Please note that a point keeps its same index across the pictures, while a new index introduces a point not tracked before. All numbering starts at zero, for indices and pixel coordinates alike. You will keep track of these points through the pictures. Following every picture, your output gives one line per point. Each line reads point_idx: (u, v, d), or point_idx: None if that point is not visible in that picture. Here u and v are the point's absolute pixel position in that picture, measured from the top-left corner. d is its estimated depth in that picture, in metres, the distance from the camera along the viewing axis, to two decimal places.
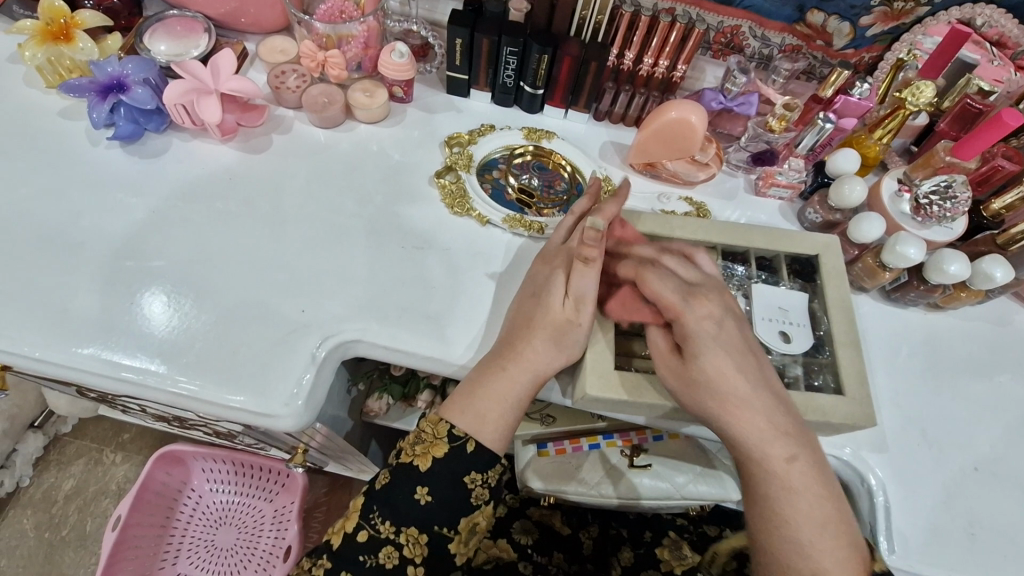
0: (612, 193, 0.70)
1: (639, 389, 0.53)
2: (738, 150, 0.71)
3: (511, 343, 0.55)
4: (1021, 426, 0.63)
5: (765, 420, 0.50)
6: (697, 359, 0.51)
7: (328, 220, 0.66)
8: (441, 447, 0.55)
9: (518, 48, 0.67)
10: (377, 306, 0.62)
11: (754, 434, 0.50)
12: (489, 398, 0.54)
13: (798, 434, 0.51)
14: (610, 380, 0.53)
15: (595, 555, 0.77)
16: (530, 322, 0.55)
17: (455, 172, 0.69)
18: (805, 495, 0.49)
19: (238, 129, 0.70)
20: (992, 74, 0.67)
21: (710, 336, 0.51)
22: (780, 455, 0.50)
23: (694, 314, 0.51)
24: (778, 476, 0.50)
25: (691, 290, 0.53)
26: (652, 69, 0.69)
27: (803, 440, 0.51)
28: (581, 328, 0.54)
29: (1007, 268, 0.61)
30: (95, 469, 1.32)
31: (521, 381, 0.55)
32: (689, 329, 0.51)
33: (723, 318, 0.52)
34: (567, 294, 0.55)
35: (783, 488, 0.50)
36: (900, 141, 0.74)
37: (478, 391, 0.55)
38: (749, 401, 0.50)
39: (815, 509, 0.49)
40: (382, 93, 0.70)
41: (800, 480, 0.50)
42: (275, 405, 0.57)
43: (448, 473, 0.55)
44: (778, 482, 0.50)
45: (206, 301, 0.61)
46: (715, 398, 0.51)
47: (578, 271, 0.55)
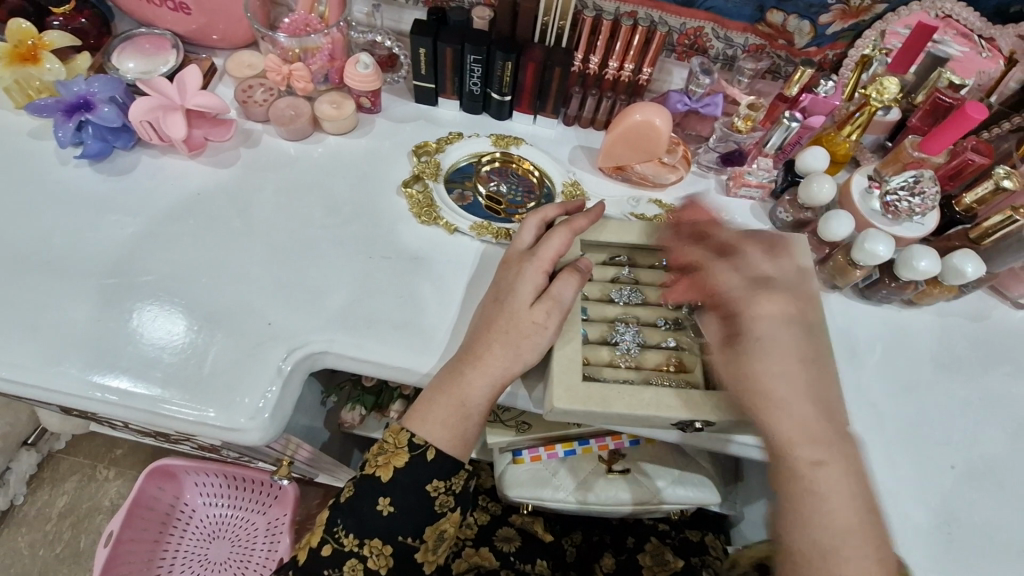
0: (579, 197, 0.70)
1: (607, 399, 0.52)
2: (708, 151, 0.71)
3: (477, 348, 0.55)
4: (998, 422, 0.62)
5: (796, 422, 0.48)
6: (750, 356, 0.50)
7: (296, 232, 0.66)
8: (403, 456, 0.55)
9: (481, 55, 0.67)
10: (344, 316, 0.62)
11: (788, 437, 0.48)
12: (449, 403, 0.54)
13: (837, 442, 0.48)
14: (577, 390, 0.53)
15: (578, 562, 0.76)
16: (488, 326, 0.55)
17: (423, 181, 0.69)
18: (835, 502, 0.46)
19: (207, 144, 0.70)
20: (968, 67, 0.67)
21: (777, 335, 0.50)
22: (807, 459, 0.47)
23: (757, 311, 0.51)
24: (803, 483, 0.47)
25: (756, 287, 0.53)
26: (618, 73, 0.69)
27: (837, 448, 0.48)
28: (547, 331, 0.54)
29: (978, 262, 0.60)
30: (89, 485, 1.32)
31: (484, 386, 0.54)
32: (746, 325, 0.51)
33: (793, 319, 0.51)
34: (543, 294, 0.55)
35: (801, 491, 0.47)
36: (872, 138, 0.73)
37: (442, 395, 0.54)
38: (789, 404, 0.49)
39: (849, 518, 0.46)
40: (349, 104, 0.71)
41: (826, 483, 0.47)
42: (239, 418, 0.57)
43: (410, 482, 0.55)
44: (802, 486, 0.47)
45: (174, 316, 0.61)
46: (763, 396, 0.49)
47: (567, 276, 0.56)
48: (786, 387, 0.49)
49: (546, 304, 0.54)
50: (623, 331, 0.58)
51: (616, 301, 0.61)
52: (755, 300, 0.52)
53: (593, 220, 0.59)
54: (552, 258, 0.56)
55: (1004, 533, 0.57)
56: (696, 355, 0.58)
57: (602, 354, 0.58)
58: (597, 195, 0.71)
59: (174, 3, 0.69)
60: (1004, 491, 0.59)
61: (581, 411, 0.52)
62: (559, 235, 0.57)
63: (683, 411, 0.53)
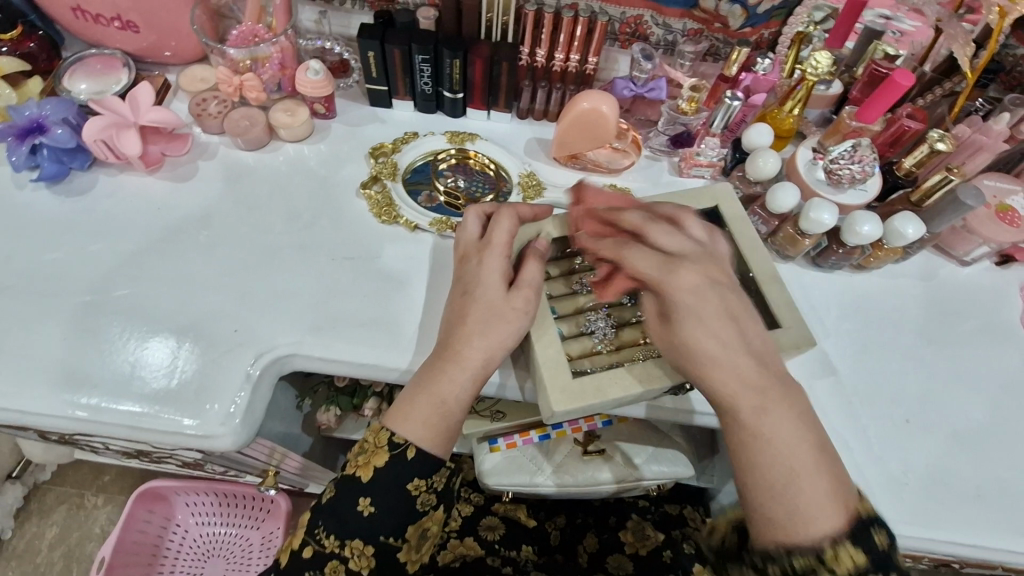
0: (536, 186, 0.71)
1: (601, 388, 0.54)
2: (658, 134, 0.73)
3: (453, 345, 0.55)
4: (948, 376, 0.65)
5: (737, 373, 0.46)
6: (681, 327, 0.48)
7: (257, 240, 0.67)
8: (383, 455, 0.54)
9: (429, 54, 0.68)
10: (309, 319, 0.63)
11: (729, 392, 0.46)
12: (436, 400, 0.54)
13: (771, 384, 0.46)
14: (571, 391, 0.53)
15: (562, 545, 0.79)
16: (464, 320, 0.55)
17: (381, 182, 0.71)
18: (782, 446, 0.45)
19: (164, 159, 0.71)
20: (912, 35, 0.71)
21: (692, 303, 0.48)
22: (749, 405, 0.46)
23: (677, 287, 0.48)
24: (752, 434, 0.45)
25: (671, 262, 0.49)
26: (565, 64, 0.70)
27: (774, 388, 0.46)
28: (527, 317, 0.55)
29: (919, 223, 0.62)
30: (77, 514, 1.31)
31: (468, 379, 0.54)
32: (668, 302, 0.49)
33: (707, 289, 0.48)
34: (515, 286, 0.56)
35: (749, 437, 0.45)
36: (817, 112, 0.76)
37: (424, 395, 0.54)
38: (722, 359, 0.47)
39: (798, 459, 0.44)
40: (304, 111, 0.72)
41: (771, 429, 0.45)
42: (212, 425, 0.58)
43: (391, 482, 0.54)
44: (748, 436, 0.45)
45: (142, 332, 0.62)
46: (692, 366, 0.48)
47: (532, 261, 0.57)
48: (716, 350, 0.47)
49: (523, 292, 0.55)
50: (595, 321, 0.60)
51: (580, 292, 0.62)
52: (670, 275, 0.49)
53: (541, 215, 0.63)
54: (507, 243, 0.58)
55: (958, 480, 0.60)
56: None
57: (579, 347, 0.59)
58: (553, 184, 0.72)
59: (122, 22, 0.70)
60: (955, 439, 0.62)
61: (581, 407, 0.53)
62: (507, 219, 0.59)
63: (668, 376, 0.55)
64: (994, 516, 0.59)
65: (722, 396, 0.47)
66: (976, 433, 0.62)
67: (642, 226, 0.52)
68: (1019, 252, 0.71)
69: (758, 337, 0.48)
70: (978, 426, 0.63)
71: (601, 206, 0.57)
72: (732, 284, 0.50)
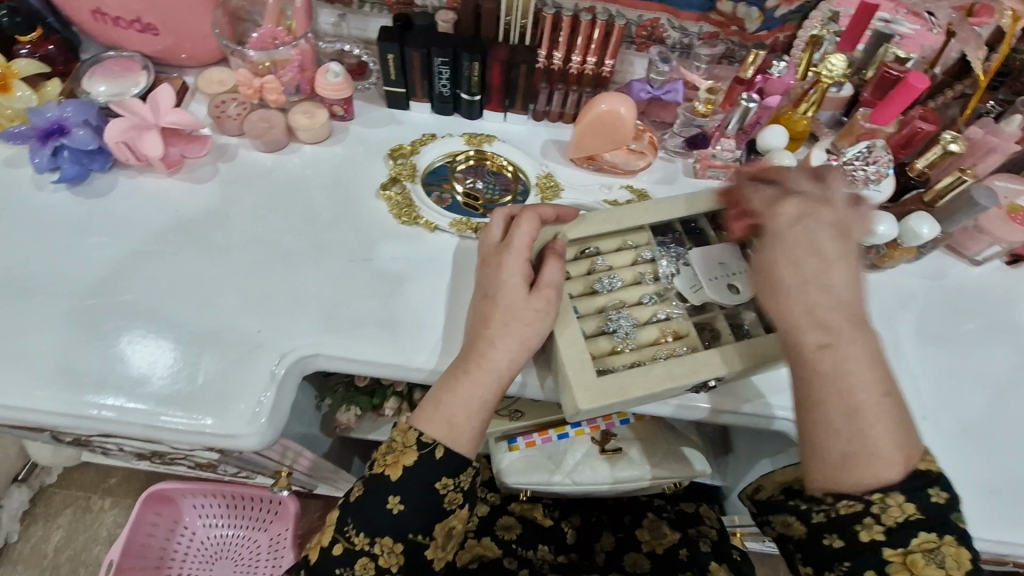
0: (553, 187, 0.72)
1: (625, 387, 0.54)
2: (673, 136, 0.74)
3: (479, 345, 0.56)
4: (961, 374, 0.66)
5: (812, 309, 0.49)
6: (773, 253, 0.51)
7: (279, 241, 0.67)
8: (412, 455, 0.55)
9: (448, 57, 0.69)
10: (332, 319, 0.63)
11: (801, 320, 0.49)
12: (462, 401, 0.54)
13: (848, 326, 0.49)
14: (596, 390, 0.54)
15: (578, 543, 0.80)
16: (487, 322, 0.56)
17: (400, 183, 0.71)
18: (851, 380, 0.48)
19: (184, 161, 0.71)
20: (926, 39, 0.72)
21: (800, 235, 0.50)
22: (812, 343, 0.49)
23: (781, 218, 0.51)
24: (821, 370, 0.49)
25: (780, 195, 0.52)
26: (581, 67, 0.71)
27: (853, 332, 0.49)
28: (548, 317, 0.56)
29: (933, 223, 0.64)
30: (84, 517, 1.30)
31: (492, 381, 0.55)
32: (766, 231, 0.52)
33: (808, 218, 0.51)
34: (538, 287, 0.56)
35: (816, 376, 0.49)
36: (829, 114, 0.76)
37: (450, 396, 0.55)
38: (800, 288, 0.50)
39: (864, 396, 0.48)
40: (322, 113, 0.72)
41: (837, 366, 0.49)
42: (237, 425, 0.58)
43: (419, 481, 0.55)
44: (815, 371, 0.49)
45: (164, 333, 0.62)
46: (772, 287, 0.51)
47: (551, 262, 0.57)
48: (805, 280, 0.49)
49: (544, 294, 0.56)
50: (616, 318, 0.60)
51: (600, 291, 0.62)
52: (777, 207, 0.51)
53: (563, 216, 0.63)
54: (528, 245, 0.58)
55: (972, 475, 0.61)
56: (686, 320, 0.61)
57: (603, 345, 0.60)
58: (570, 185, 0.73)
59: (142, 25, 0.70)
60: (970, 438, 0.63)
61: (606, 406, 0.54)
62: (528, 222, 0.59)
63: (691, 375, 0.55)
64: (1007, 511, 0.60)
65: (792, 324, 0.50)
66: (988, 429, 0.63)
67: (773, 163, 0.54)
68: None
69: (847, 284, 0.50)
70: (990, 423, 0.64)
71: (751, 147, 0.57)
72: (840, 224, 0.51)
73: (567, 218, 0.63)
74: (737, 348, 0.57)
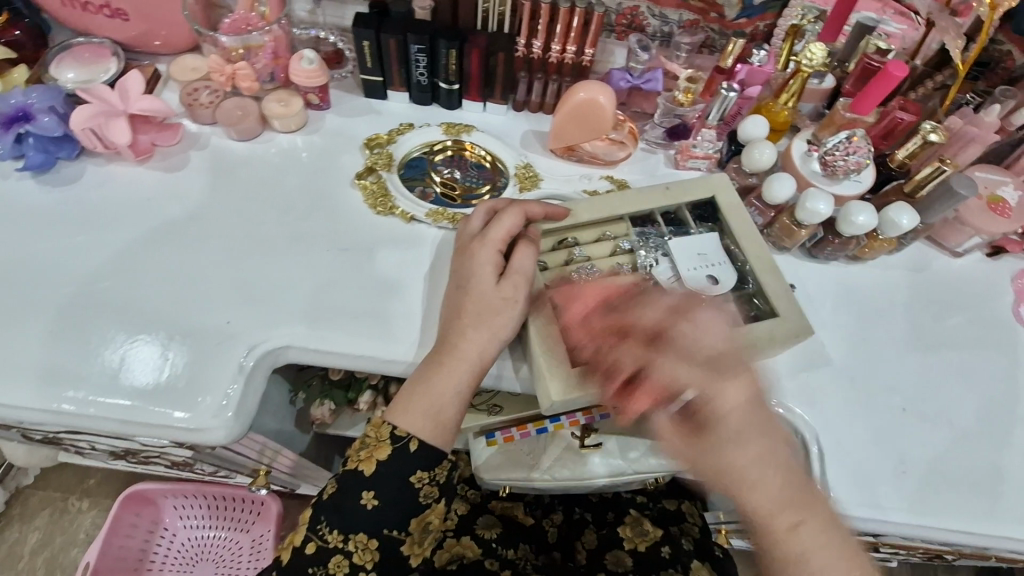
0: (532, 178, 0.71)
1: (602, 376, 0.53)
2: (654, 127, 0.73)
3: (453, 337, 0.54)
4: (942, 366, 0.65)
5: (769, 493, 0.50)
6: (722, 451, 0.51)
7: (250, 231, 0.66)
8: (386, 449, 0.53)
9: (425, 45, 0.67)
10: (305, 309, 0.62)
11: (761, 508, 0.50)
12: (437, 392, 0.53)
13: (802, 499, 0.50)
14: (572, 380, 0.53)
15: (560, 542, 0.80)
16: (459, 313, 0.55)
17: (376, 173, 0.70)
18: (817, 558, 0.49)
19: (155, 149, 0.69)
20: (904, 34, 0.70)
21: (742, 421, 0.51)
22: (784, 525, 0.50)
23: (725, 407, 0.51)
24: (788, 548, 0.49)
25: (718, 370, 0.51)
26: (561, 56, 0.70)
27: (806, 504, 0.50)
28: (518, 306, 0.54)
29: (913, 214, 0.63)
30: (61, 519, 1.28)
31: (468, 372, 0.54)
32: (714, 425, 0.51)
33: (747, 385, 0.52)
34: (508, 275, 0.55)
35: (783, 558, 0.50)
36: (810, 106, 0.76)
37: (425, 387, 0.53)
38: (760, 485, 0.50)
39: (823, 560, 0.49)
40: (298, 101, 0.71)
41: (803, 551, 0.49)
42: (204, 418, 0.57)
43: (395, 474, 0.53)
44: (787, 559, 0.49)
45: (130, 324, 0.60)
46: (730, 477, 0.51)
47: (521, 252, 0.56)
48: (749, 459, 0.50)
49: (512, 280, 0.55)
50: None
51: (577, 281, 0.61)
52: (721, 393, 0.51)
53: (552, 212, 0.61)
54: (504, 238, 0.56)
55: (954, 468, 0.60)
56: None
57: None
58: (550, 175, 0.72)
59: (112, 10, 0.69)
60: (952, 430, 0.62)
61: (581, 398, 0.53)
62: (510, 216, 0.57)
63: None
64: (988, 503, 0.59)
65: (755, 509, 0.51)
66: (970, 419, 0.63)
67: (662, 323, 0.52)
68: (1010, 243, 0.72)
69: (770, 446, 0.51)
70: (972, 415, 0.63)
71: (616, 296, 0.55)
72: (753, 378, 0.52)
73: (556, 217, 0.61)
74: None
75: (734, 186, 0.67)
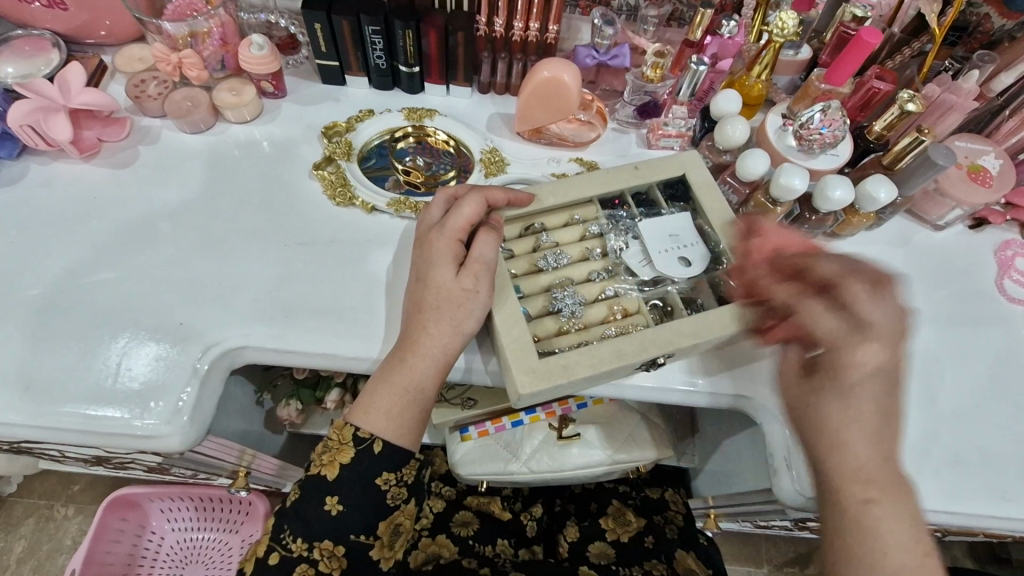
0: (498, 163, 0.68)
1: (570, 367, 0.51)
2: (624, 105, 0.71)
3: (413, 332, 0.52)
4: (923, 341, 0.64)
5: (861, 463, 0.45)
6: (841, 401, 0.46)
7: (204, 227, 0.63)
8: (348, 452, 0.50)
9: (379, 26, 0.64)
10: (262, 308, 0.59)
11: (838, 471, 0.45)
12: (398, 390, 0.51)
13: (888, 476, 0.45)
14: (538, 372, 0.51)
15: (540, 536, 0.79)
16: (419, 308, 0.52)
17: (335, 162, 0.67)
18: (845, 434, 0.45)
19: (101, 145, 0.66)
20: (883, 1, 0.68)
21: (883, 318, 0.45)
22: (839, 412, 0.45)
23: (856, 362, 0.45)
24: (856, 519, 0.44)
25: (859, 330, 0.45)
26: (525, 33, 0.67)
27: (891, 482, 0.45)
28: (480, 297, 0.52)
29: (890, 186, 0.60)
30: (47, 526, 1.26)
31: (428, 369, 0.51)
32: (835, 383, 0.46)
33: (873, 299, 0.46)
34: (467, 266, 0.52)
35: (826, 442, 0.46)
36: (786, 78, 0.74)
37: (384, 385, 0.51)
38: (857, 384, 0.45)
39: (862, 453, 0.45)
40: (250, 89, 0.68)
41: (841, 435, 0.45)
42: (157, 424, 0.54)
43: (358, 478, 0.50)
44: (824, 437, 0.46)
45: (79, 330, 0.58)
46: (824, 441, 0.46)
47: (479, 240, 0.53)
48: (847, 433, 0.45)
49: (473, 269, 0.52)
50: (562, 297, 0.57)
51: (545, 269, 0.59)
52: (853, 349, 0.45)
53: (516, 200, 0.58)
54: (463, 227, 0.54)
55: (938, 448, 0.59)
56: (636, 297, 0.58)
57: (548, 326, 0.56)
58: (516, 160, 0.69)
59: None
60: (936, 410, 0.61)
61: (549, 389, 0.51)
62: (471, 203, 0.55)
63: (640, 353, 0.53)
64: (977, 483, 0.58)
65: (836, 482, 0.45)
66: (954, 398, 0.61)
67: (836, 278, 0.47)
68: (993, 214, 0.70)
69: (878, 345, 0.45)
70: (957, 396, 0.61)
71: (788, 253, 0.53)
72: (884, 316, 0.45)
73: (520, 203, 0.59)
74: (691, 323, 0.54)
75: (706, 164, 0.64)
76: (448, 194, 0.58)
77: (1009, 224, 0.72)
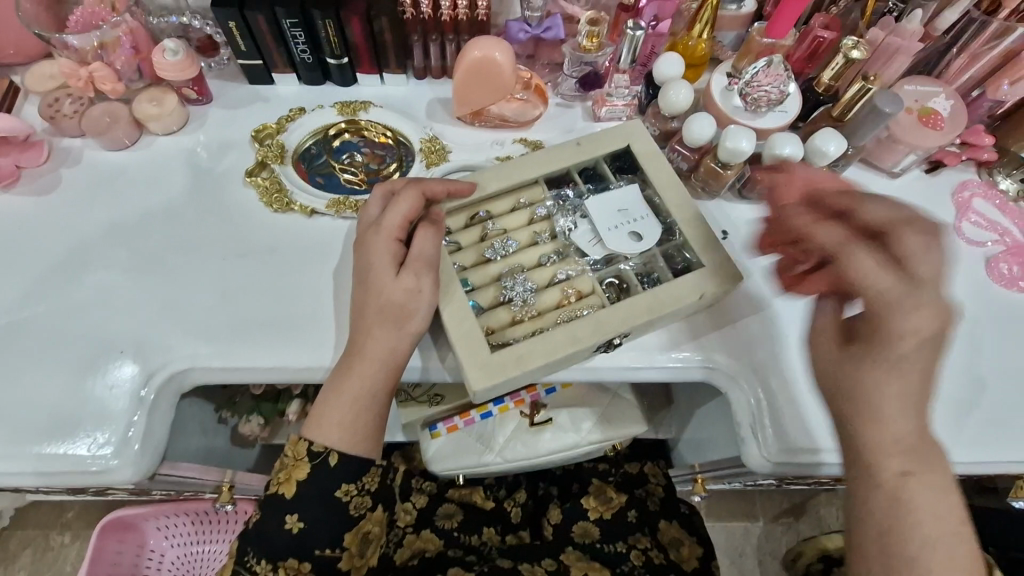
0: (440, 151, 0.66)
1: (523, 357, 0.50)
2: (566, 79, 0.68)
3: (359, 337, 0.51)
4: None
5: (895, 437, 0.42)
6: (865, 368, 0.42)
7: (137, 249, 0.61)
8: (304, 468, 0.50)
9: (297, 18, 0.61)
10: (205, 327, 0.57)
11: (878, 452, 0.42)
12: (350, 398, 0.50)
13: (926, 452, 0.42)
14: (491, 366, 0.50)
15: (525, 520, 0.79)
16: (362, 312, 0.51)
17: (269, 167, 0.64)
18: (886, 410, 0.42)
19: (21, 172, 0.63)
20: None
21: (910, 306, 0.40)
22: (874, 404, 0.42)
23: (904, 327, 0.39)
24: (892, 504, 0.41)
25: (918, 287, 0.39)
26: (454, 12, 0.63)
27: (931, 457, 0.42)
28: (423, 297, 0.50)
29: (839, 139, 0.59)
30: (45, 555, 1.22)
31: (378, 373, 0.50)
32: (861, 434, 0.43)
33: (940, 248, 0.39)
34: (407, 266, 0.50)
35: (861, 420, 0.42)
36: (732, 34, 0.70)
37: (335, 395, 0.50)
38: (897, 360, 0.41)
39: (897, 429, 0.42)
40: (171, 98, 0.64)
41: (874, 408, 0.42)
42: (108, 457, 0.53)
43: (317, 493, 0.50)
44: (858, 417, 0.43)
45: (16, 369, 0.55)
46: (861, 416, 0.43)
47: (417, 237, 0.52)
48: (888, 394, 0.42)
49: (413, 268, 0.50)
50: (512, 285, 0.56)
51: (493, 258, 0.57)
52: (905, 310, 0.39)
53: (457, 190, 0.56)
54: (400, 225, 0.52)
55: None
56: (590, 277, 0.57)
57: (501, 316, 0.55)
58: (458, 146, 0.67)
59: None
60: None
61: (503, 382, 0.50)
62: (407, 198, 0.53)
63: (596, 335, 0.51)
64: (945, 430, 0.58)
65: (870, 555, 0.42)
66: None
67: (885, 224, 0.40)
68: (948, 156, 0.69)
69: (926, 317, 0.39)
70: None
71: (827, 188, 0.44)
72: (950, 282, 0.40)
73: (460, 194, 0.56)
74: (646, 298, 0.53)
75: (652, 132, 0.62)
76: (384, 192, 0.55)
77: (966, 164, 0.71)
